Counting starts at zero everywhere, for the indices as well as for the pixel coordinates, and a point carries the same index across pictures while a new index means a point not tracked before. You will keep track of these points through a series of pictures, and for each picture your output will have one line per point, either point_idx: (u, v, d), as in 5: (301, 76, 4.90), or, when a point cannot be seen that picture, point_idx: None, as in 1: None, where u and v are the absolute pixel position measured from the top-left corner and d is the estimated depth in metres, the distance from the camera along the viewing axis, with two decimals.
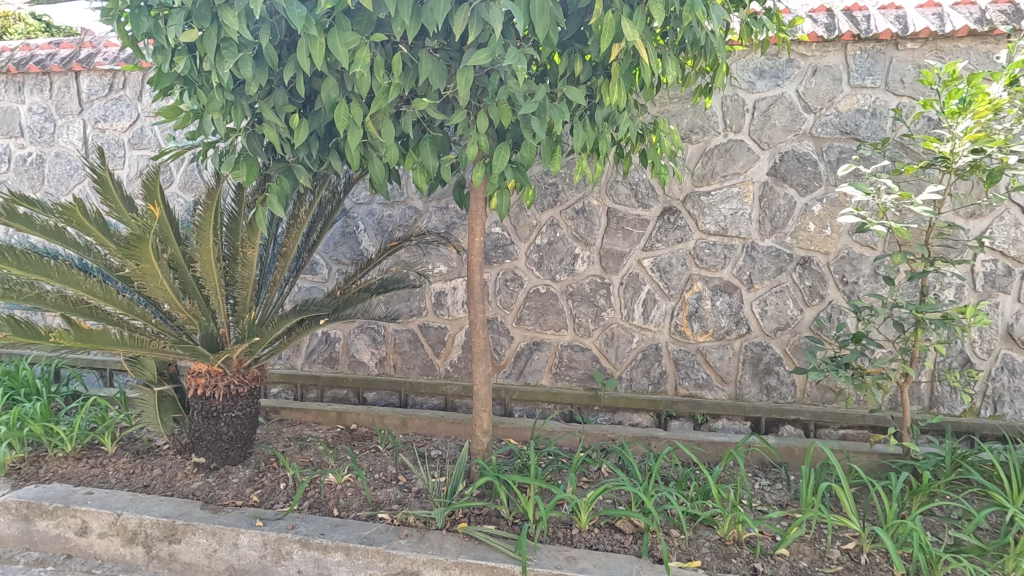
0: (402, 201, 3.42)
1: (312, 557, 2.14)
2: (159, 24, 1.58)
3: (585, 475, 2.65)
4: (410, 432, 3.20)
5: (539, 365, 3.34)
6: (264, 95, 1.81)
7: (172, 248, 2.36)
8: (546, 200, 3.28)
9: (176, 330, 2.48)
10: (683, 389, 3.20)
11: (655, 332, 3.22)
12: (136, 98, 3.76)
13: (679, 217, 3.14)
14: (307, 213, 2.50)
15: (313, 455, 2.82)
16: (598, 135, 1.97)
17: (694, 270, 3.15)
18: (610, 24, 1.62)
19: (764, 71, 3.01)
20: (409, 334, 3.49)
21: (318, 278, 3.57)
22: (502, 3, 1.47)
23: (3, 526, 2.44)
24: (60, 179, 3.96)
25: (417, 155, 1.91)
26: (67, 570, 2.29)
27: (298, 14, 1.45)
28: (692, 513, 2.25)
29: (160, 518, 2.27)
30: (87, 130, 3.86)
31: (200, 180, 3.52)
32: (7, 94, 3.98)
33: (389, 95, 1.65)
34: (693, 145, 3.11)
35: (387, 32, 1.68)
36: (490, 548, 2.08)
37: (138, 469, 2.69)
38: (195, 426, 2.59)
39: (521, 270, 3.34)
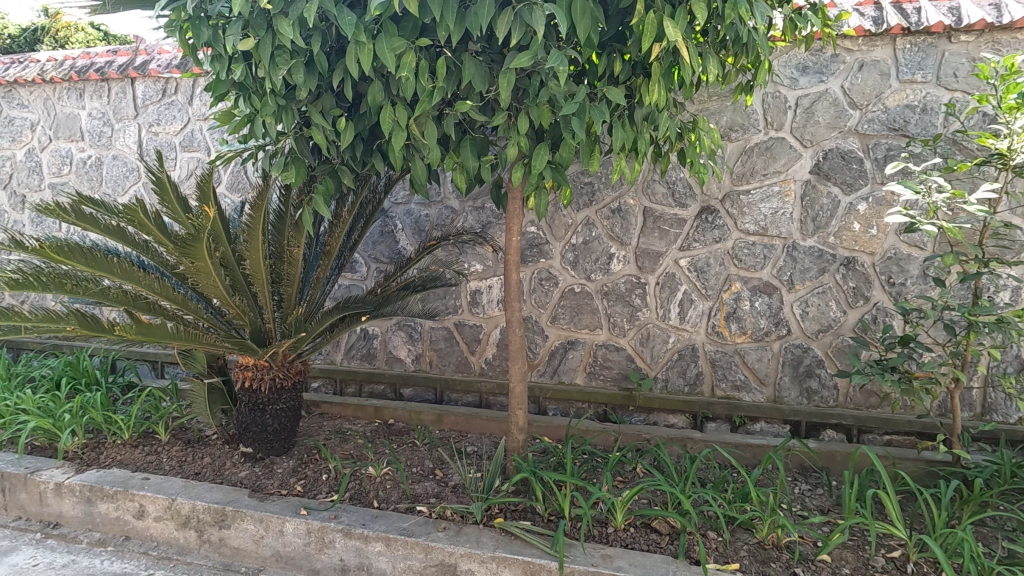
0: (439, 201, 3.48)
1: (353, 546, 2.21)
2: (217, 33, 1.66)
3: (620, 474, 2.65)
4: (446, 428, 3.25)
5: (573, 364, 3.35)
6: (312, 99, 1.88)
7: (224, 247, 2.47)
8: (582, 199, 3.28)
9: (226, 325, 2.58)
10: (720, 391, 3.16)
11: (692, 333, 3.19)
12: (187, 103, 3.92)
13: (717, 216, 3.10)
14: (349, 213, 2.58)
15: (353, 448, 2.91)
16: (637, 135, 1.98)
17: (732, 270, 3.11)
18: (651, 25, 1.63)
19: (808, 67, 2.94)
20: (444, 332, 3.54)
21: (358, 276, 3.66)
22: (545, 6, 1.49)
23: (68, 508, 2.59)
24: (117, 181, 4.16)
25: (458, 156, 1.95)
26: (125, 551, 2.42)
27: (348, 22, 1.51)
28: (730, 516, 2.23)
29: (211, 505, 2.38)
30: (142, 133, 4.06)
31: (247, 181, 3.66)
32: (70, 100, 4.22)
33: (433, 98, 1.69)
34: (733, 143, 3.06)
35: (432, 36, 1.72)
36: (526, 544, 2.11)
37: (190, 457, 2.82)
38: (242, 417, 2.70)
39: (557, 269, 3.35)
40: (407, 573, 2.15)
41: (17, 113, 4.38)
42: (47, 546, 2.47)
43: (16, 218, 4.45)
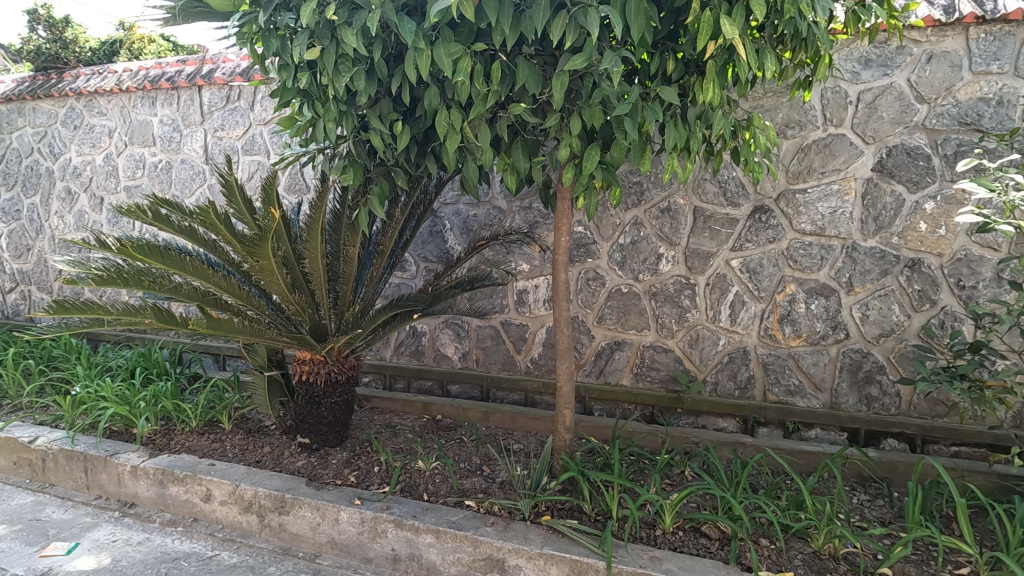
0: (487, 201, 3.52)
1: (405, 537, 2.28)
2: (285, 43, 1.74)
3: (668, 477, 2.63)
4: (492, 425, 3.31)
5: (620, 364, 3.33)
6: (371, 104, 1.94)
7: (286, 246, 2.58)
8: (631, 199, 3.26)
9: (286, 321, 2.71)
10: (772, 396, 3.07)
11: (744, 335, 3.12)
12: (249, 108, 4.12)
13: (771, 216, 3.02)
14: (402, 213, 2.65)
15: (403, 442, 2.99)
16: (690, 134, 1.96)
17: (787, 271, 3.02)
18: (707, 23, 1.61)
19: (871, 60, 2.82)
20: (491, 330, 3.59)
21: (407, 275, 3.76)
22: (601, 8, 1.50)
23: (142, 489, 2.78)
24: (185, 183, 4.41)
25: (509, 157, 1.99)
26: (194, 531, 2.58)
27: (408, 30, 1.56)
28: (783, 523, 2.18)
29: (272, 491, 2.50)
30: (208, 138, 4.28)
31: (304, 182, 3.82)
32: (144, 108, 4.50)
33: (487, 101, 1.73)
34: (789, 140, 2.98)
35: (487, 40, 1.75)
36: (573, 542, 2.13)
37: (251, 446, 2.97)
38: (299, 409, 2.81)
39: (604, 269, 3.35)
40: (456, 566, 2.20)
41: (97, 121, 4.70)
42: (125, 524, 2.66)
43: (95, 219, 4.78)
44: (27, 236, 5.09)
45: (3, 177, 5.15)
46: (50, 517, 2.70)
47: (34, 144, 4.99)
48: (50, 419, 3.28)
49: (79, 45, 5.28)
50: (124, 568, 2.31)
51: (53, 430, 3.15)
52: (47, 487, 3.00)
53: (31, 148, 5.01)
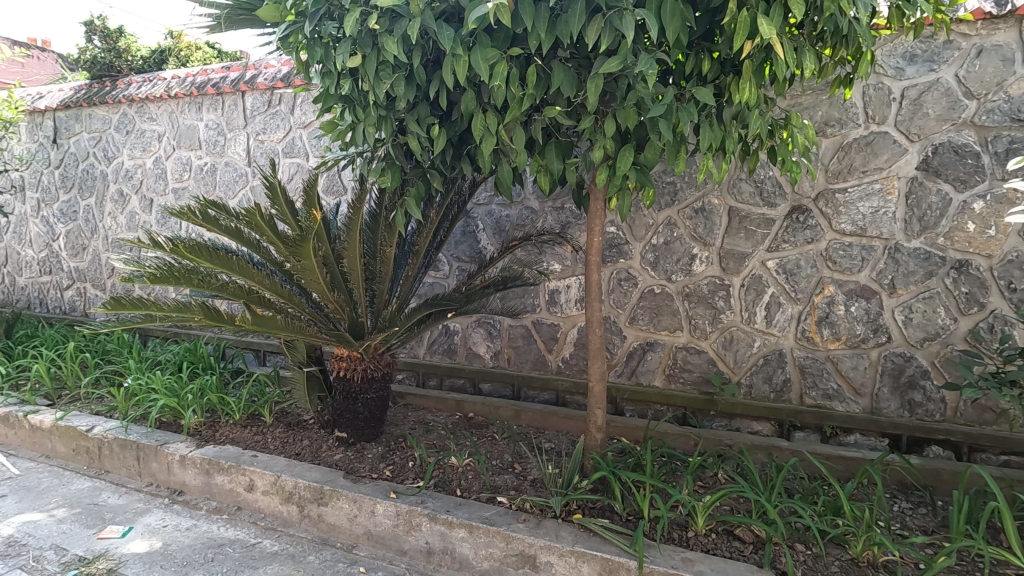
0: (520, 201, 3.55)
1: (438, 531, 2.33)
2: (328, 50, 1.81)
3: (701, 479, 2.61)
4: (524, 423, 3.35)
5: (652, 365, 3.32)
6: (410, 109, 1.99)
7: (325, 246, 2.67)
8: (665, 199, 3.25)
9: (325, 318, 2.80)
10: (809, 399, 3.02)
11: (780, 337, 3.07)
12: (289, 112, 4.25)
13: (810, 216, 2.96)
14: (437, 214, 2.71)
15: (436, 439, 3.05)
16: (725, 134, 1.95)
17: (826, 272, 2.95)
18: (745, 22, 1.60)
19: (916, 55, 2.74)
20: (523, 330, 3.62)
21: (441, 275, 3.82)
22: (636, 11, 1.51)
23: (190, 477, 2.91)
24: (228, 185, 4.58)
25: (543, 159, 2.01)
26: (239, 519, 2.70)
27: (447, 37, 1.60)
28: (820, 528, 2.14)
29: (311, 483, 2.59)
30: (250, 142, 4.44)
31: (342, 184, 3.92)
32: (191, 113, 4.70)
33: (523, 104, 1.76)
34: (829, 139, 2.92)
35: (523, 45, 1.79)
36: (605, 540, 2.14)
37: (291, 439, 3.08)
38: (337, 404, 2.90)
39: (636, 270, 3.34)
40: (489, 560, 2.25)
41: (147, 126, 4.93)
42: (174, 510, 2.79)
43: (145, 220, 5.02)
44: (83, 236, 5.37)
45: (61, 179, 5.45)
46: (106, 502, 2.86)
47: (90, 149, 5.26)
48: (106, 409, 3.46)
49: (131, 54, 5.54)
50: (174, 551, 2.44)
51: (109, 420, 3.33)
52: (103, 473, 3.17)
53: (87, 153, 5.28)
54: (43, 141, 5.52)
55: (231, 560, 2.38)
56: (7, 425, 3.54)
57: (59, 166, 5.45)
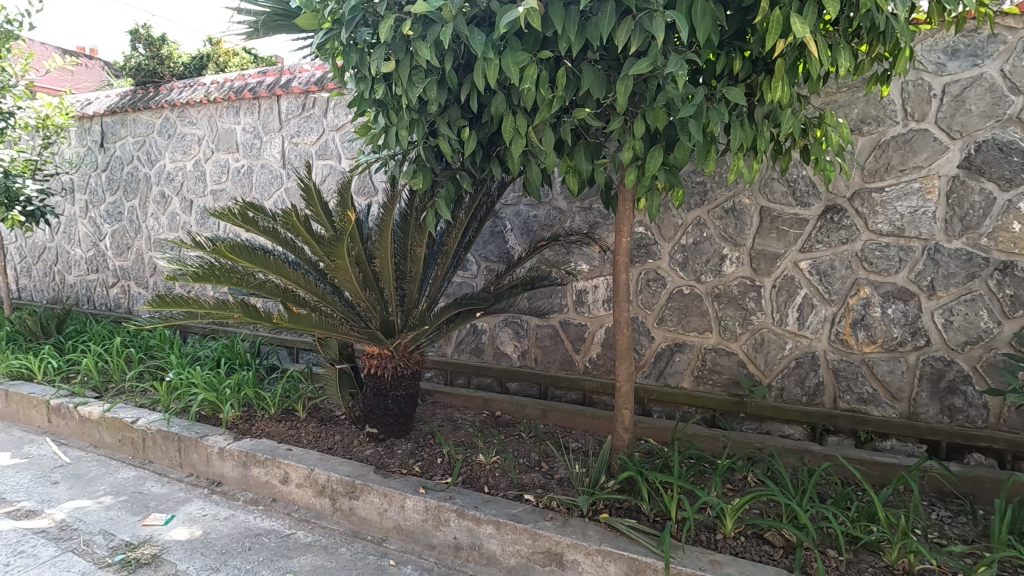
0: (548, 202, 3.57)
1: (466, 526, 2.37)
2: (363, 56, 1.86)
3: (730, 482, 2.59)
4: (551, 423, 3.36)
5: (680, 367, 3.30)
6: (441, 112, 2.03)
7: (358, 246, 2.74)
8: (694, 199, 3.22)
9: (357, 317, 2.86)
10: (843, 403, 2.95)
11: (813, 340, 3.01)
12: (323, 115, 4.36)
13: (845, 216, 2.90)
14: (467, 215, 2.75)
15: (464, 436, 3.10)
16: (757, 134, 1.93)
17: (861, 274, 2.89)
18: (778, 21, 1.58)
19: (958, 50, 2.66)
20: (550, 330, 3.64)
21: (469, 275, 3.87)
22: (667, 13, 1.51)
23: (228, 469, 3.02)
24: (264, 186, 4.72)
25: (572, 160, 2.03)
26: (274, 511, 2.79)
27: (478, 41, 1.63)
28: (853, 534, 2.11)
29: (343, 476, 2.65)
30: (285, 144, 4.56)
31: (374, 185, 4.01)
32: (229, 117, 4.86)
33: (552, 106, 1.78)
34: (865, 137, 2.85)
35: (553, 48, 1.81)
36: (631, 540, 2.15)
37: (324, 434, 3.16)
38: (368, 400, 2.97)
39: (665, 270, 3.32)
40: (516, 557, 2.27)
41: (188, 129, 5.11)
42: (213, 500, 2.90)
43: (185, 220, 5.20)
44: (128, 236, 5.60)
45: (108, 182, 5.69)
46: (150, 490, 2.99)
47: (134, 152, 5.48)
48: (149, 402, 3.62)
49: (172, 61, 5.76)
50: (214, 539, 2.53)
51: (152, 412, 3.47)
52: (146, 463, 3.31)
53: (131, 156, 5.50)
54: (91, 145, 5.77)
55: (267, 550, 2.47)
56: (58, 415, 3.72)
57: (106, 169, 5.69)
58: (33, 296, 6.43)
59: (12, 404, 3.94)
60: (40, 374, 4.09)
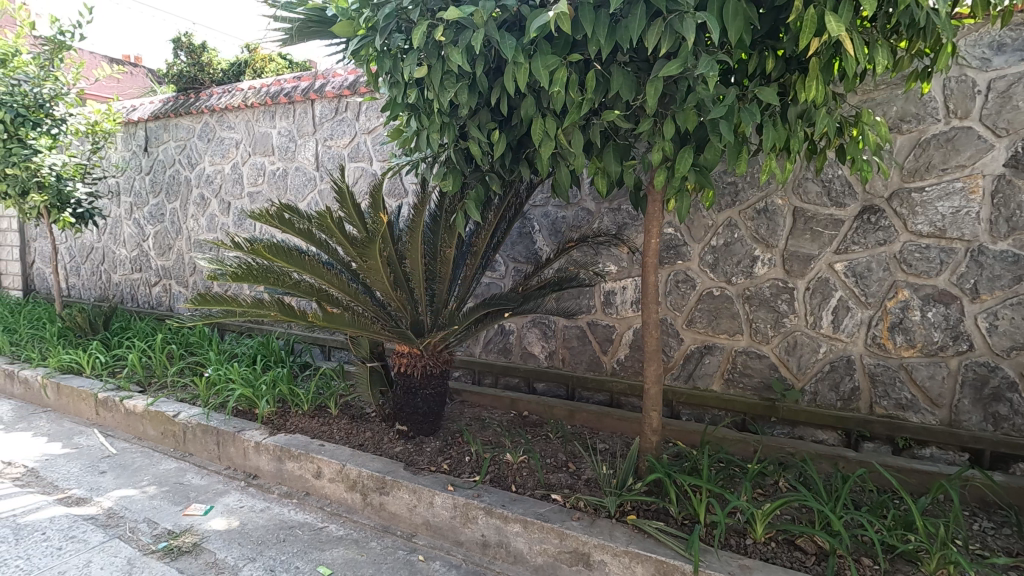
0: (576, 203, 3.57)
1: (494, 524, 2.39)
2: (396, 62, 1.90)
3: (761, 486, 2.56)
4: (578, 424, 3.37)
5: (710, 369, 3.27)
6: (471, 115, 2.06)
7: (390, 247, 2.79)
8: (725, 200, 3.18)
9: (388, 316, 2.92)
10: (879, 409, 2.88)
11: (848, 343, 2.94)
12: (355, 118, 4.46)
13: (882, 216, 2.82)
14: (496, 216, 2.77)
15: (492, 436, 3.13)
16: (790, 134, 1.90)
17: (900, 276, 2.81)
18: (812, 20, 1.56)
19: (1005, 45, 2.57)
20: (578, 331, 3.64)
21: (497, 275, 3.90)
22: (697, 15, 1.51)
23: (264, 462, 3.11)
24: (299, 188, 4.84)
25: (601, 161, 2.03)
26: (307, 504, 2.87)
27: (509, 46, 1.66)
28: (889, 543, 2.06)
29: (374, 472, 2.71)
30: (318, 147, 4.68)
31: (405, 187, 4.08)
32: (265, 121, 5.00)
33: (581, 109, 1.80)
34: (905, 135, 2.77)
35: (582, 51, 1.82)
36: (659, 543, 2.14)
37: (355, 431, 3.23)
38: (398, 398, 3.02)
39: (694, 271, 3.29)
40: (543, 556, 2.29)
41: (226, 133, 5.28)
42: (250, 493, 3.00)
43: (223, 221, 5.38)
44: (169, 237, 5.81)
45: (151, 185, 5.92)
46: (191, 482, 3.11)
47: (176, 156, 5.69)
48: (189, 397, 3.75)
49: (212, 67, 5.97)
50: (250, 530, 2.62)
51: (192, 407, 3.61)
52: (187, 456, 3.44)
53: (173, 160, 5.71)
54: (136, 150, 6.02)
55: (301, 542, 2.54)
56: (105, 408, 3.89)
57: (149, 172, 5.92)
58: (81, 294, 6.74)
59: (63, 397, 4.14)
60: (89, 369, 4.29)
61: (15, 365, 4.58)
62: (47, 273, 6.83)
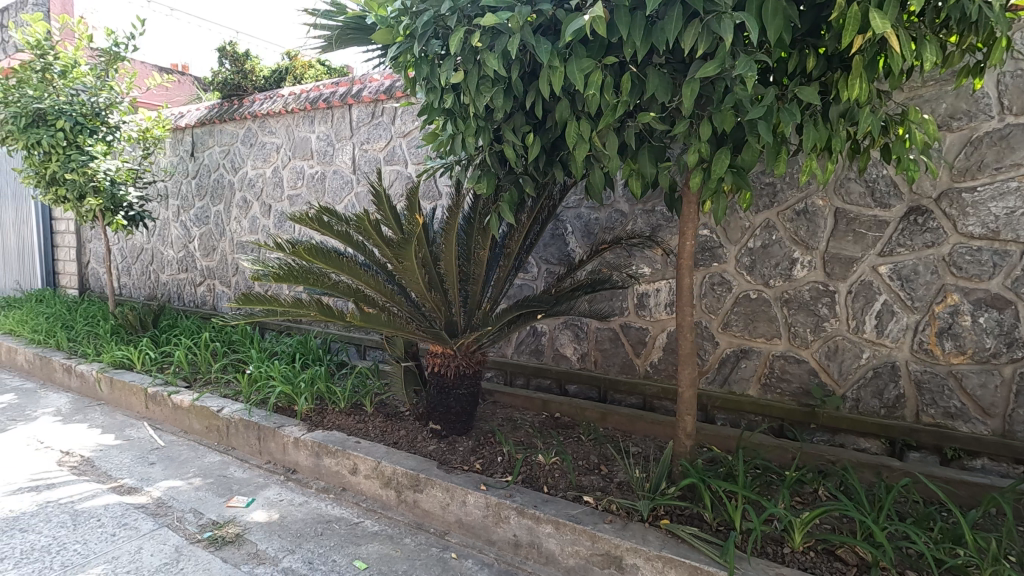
0: (610, 205, 3.56)
1: (526, 525, 2.41)
2: (433, 68, 1.94)
3: (799, 494, 2.50)
4: (610, 426, 3.36)
5: (746, 374, 3.21)
6: (506, 118, 2.08)
7: (424, 249, 2.84)
8: (763, 201, 3.12)
9: (422, 316, 2.97)
10: (926, 417, 2.77)
11: (893, 349, 2.84)
12: (391, 122, 4.55)
13: (930, 218, 2.72)
14: (529, 218, 2.79)
15: (524, 437, 3.15)
16: (832, 133, 1.86)
17: (949, 279, 2.70)
18: (855, 16, 1.52)
19: None
20: (610, 333, 3.62)
21: (530, 277, 3.92)
22: (735, 15, 1.50)
23: (303, 458, 3.20)
24: (336, 192, 4.97)
25: (635, 163, 2.03)
26: (343, 499, 2.94)
27: (544, 50, 1.67)
28: (936, 557, 1.98)
29: (408, 470, 2.76)
30: (355, 151, 4.79)
31: (439, 189, 4.14)
32: (305, 126, 5.14)
33: (616, 112, 1.80)
34: (955, 133, 2.67)
35: (618, 53, 1.83)
36: (693, 548, 2.12)
37: (389, 429, 3.30)
38: (431, 398, 3.07)
39: (730, 274, 3.24)
40: (575, 557, 2.29)
41: (267, 138, 5.45)
42: (289, 487, 3.09)
43: (264, 223, 5.56)
44: (213, 238, 6.04)
45: (197, 188, 6.16)
46: (234, 475, 3.23)
47: (220, 161, 5.90)
48: (232, 393, 3.89)
49: (255, 75, 6.18)
50: (289, 523, 2.70)
51: (235, 402, 3.74)
52: (230, 449, 3.57)
53: (217, 164, 5.93)
54: (183, 155, 6.27)
55: (338, 536, 2.60)
56: (154, 402, 4.07)
57: (196, 176, 6.16)
58: (132, 293, 7.06)
59: (115, 390, 4.35)
60: (139, 365, 4.50)
61: (72, 359, 4.84)
62: (101, 273, 7.18)
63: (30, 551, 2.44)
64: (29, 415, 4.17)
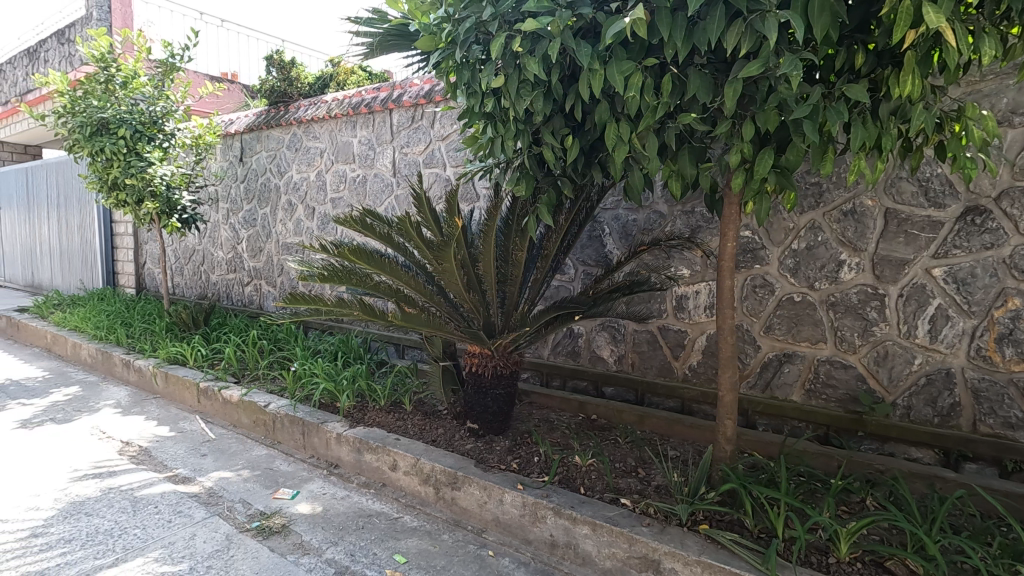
0: (648, 206, 3.53)
1: (563, 525, 2.41)
2: (475, 72, 1.98)
3: (845, 503, 2.43)
4: (648, 430, 3.33)
5: (789, 379, 3.13)
6: (545, 121, 2.10)
7: (463, 251, 2.89)
8: (808, 201, 3.04)
9: (460, 317, 3.02)
10: (984, 427, 2.65)
11: (948, 355, 2.72)
12: (430, 126, 4.63)
13: (989, 218, 2.60)
14: (567, 219, 2.80)
15: (560, 438, 3.16)
16: (882, 132, 1.80)
17: (1010, 282, 2.57)
18: (907, 11, 1.47)
19: None
20: (648, 335, 3.59)
21: (567, 278, 3.92)
22: (780, 14, 1.48)
23: (344, 453, 3.30)
24: (377, 194, 5.09)
25: (675, 163, 2.01)
26: (383, 495, 3.02)
27: (584, 53, 1.69)
28: (993, 573, 1.89)
29: (446, 468, 2.81)
30: (396, 155, 4.90)
31: (477, 191, 4.19)
32: (347, 131, 5.28)
33: (656, 113, 1.79)
34: (1016, 129, 2.54)
35: (658, 54, 1.82)
36: (733, 555, 2.08)
37: (428, 427, 3.36)
38: (469, 397, 3.11)
39: (773, 276, 3.16)
40: (611, 559, 2.28)
41: (312, 143, 5.63)
42: (332, 481, 3.19)
43: (308, 226, 5.74)
44: (260, 240, 6.27)
45: (245, 192, 6.41)
46: (280, 468, 3.35)
47: (267, 165, 6.12)
48: (278, 389, 4.03)
49: (301, 82, 6.39)
50: (332, 516, 2.79)
51: (281, 398, 3.88)
52: (276, 443, 3.71)
53: (264, 168, 6.16)
54: (232, 160, 6.53)
55: (378, 530, 2.67)
56: (205, 396, 4.26)
57: (244, 180, 6.41)
58: (185, 292, 7.40)
59: (170, 384, 4.57)
60: (192, 360, 4.71)
61: (130, 355, 5.11)
62: (156, 272, 7.55)
63: (94, 534, 2.60)
64: (93, 407, 4.42)
